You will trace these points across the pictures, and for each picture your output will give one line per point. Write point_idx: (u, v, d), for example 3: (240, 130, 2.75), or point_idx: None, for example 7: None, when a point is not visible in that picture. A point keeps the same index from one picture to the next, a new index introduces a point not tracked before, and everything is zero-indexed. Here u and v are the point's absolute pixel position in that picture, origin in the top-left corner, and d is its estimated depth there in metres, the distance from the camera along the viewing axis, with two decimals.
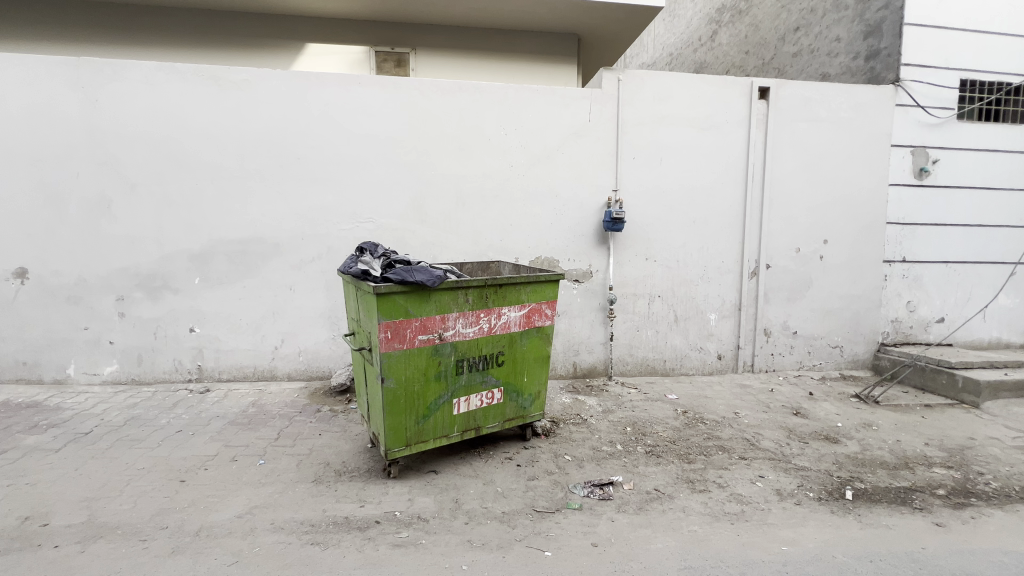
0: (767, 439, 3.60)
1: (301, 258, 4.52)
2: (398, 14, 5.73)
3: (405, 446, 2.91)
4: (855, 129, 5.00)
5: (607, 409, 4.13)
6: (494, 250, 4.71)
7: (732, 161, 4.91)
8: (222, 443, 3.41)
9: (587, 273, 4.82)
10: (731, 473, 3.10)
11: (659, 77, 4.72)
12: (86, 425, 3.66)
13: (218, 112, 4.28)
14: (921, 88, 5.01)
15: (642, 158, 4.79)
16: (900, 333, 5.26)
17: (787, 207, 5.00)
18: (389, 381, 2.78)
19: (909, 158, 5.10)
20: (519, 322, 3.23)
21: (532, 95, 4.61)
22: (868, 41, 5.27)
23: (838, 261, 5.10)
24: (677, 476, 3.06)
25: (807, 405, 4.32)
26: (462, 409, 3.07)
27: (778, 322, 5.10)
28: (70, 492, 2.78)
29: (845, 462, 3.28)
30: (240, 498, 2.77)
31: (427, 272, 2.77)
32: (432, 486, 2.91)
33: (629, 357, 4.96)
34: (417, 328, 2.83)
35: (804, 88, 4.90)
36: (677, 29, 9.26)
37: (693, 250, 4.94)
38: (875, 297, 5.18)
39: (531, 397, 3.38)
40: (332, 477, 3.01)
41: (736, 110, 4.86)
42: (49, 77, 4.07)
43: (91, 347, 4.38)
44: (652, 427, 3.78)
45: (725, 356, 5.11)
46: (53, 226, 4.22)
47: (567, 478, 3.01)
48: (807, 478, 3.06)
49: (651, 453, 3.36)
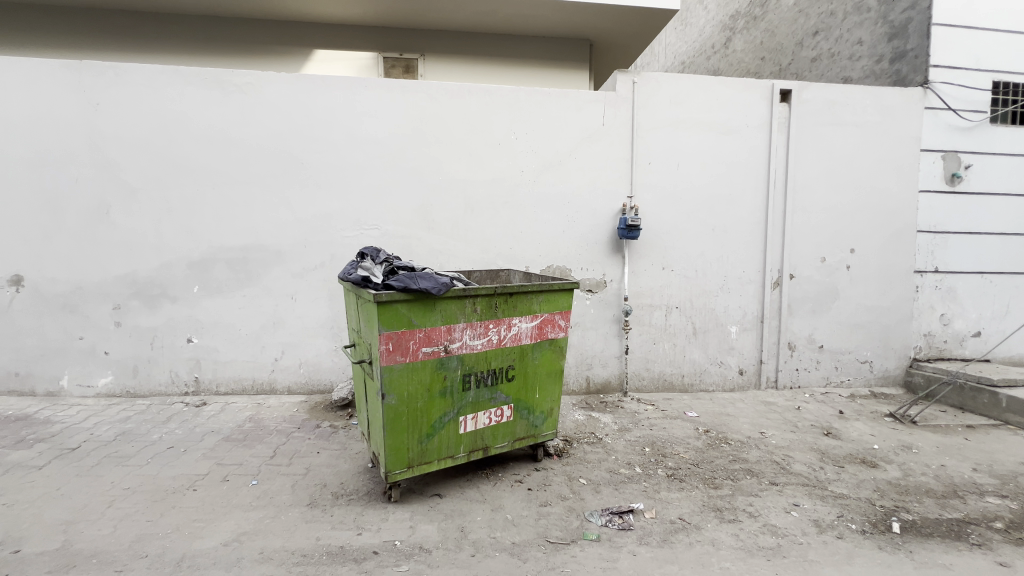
0: (799, 463, 3.33)
1: (304, 266, 4.36)
2: (407, 20, 5.66)
3: (407, 468, 2.69)
4: (882, 133, 4.77)
5: (624, 427, 3.87)
6: (503, 259, 4.52)
7: (753, 167, 4.70)
8: (214, 462, 3.21)
9: (600, 283, 4.60)
10: (762, 501, 2.83)
11: (676, 79, 4.54)
12: (74, 439, 3.49)
13: (221, 115, 4.17)
14: (951, 91, 4.78)
15: (658, 163, 4.59)
16: (934, 348, 4.96)
17: (812, 214, 4.76)
18: (389, 397, 2.57)
19: (940, 163, 4.86)
20: (531, 333, 3.01)
21: (543, 98, 4.45)
22: (893, 43, 5.05)
23: (866, 271, 4.84)
24: (704, 503, 2.80)
25: (838, 425, 4.03)
26: (469, 427, 2.85)
27: (803, 336, 4.83)
28: (49, 515, 2.59)
29: (887, 489, 3.00)
30: (229, 523, 2.56)
31: (432, 279, 2.57)
32: (436, 512, 2.68)
33: (645, 372, 4.71)
34: (420, 340, 2.62)
35: (827, 90, 4.69)
36: (690, 37, 9.13)
37: (712, 260, 4.71)
38: (906, 310, 4.89)
39: (543, 415, 3.15)
40: (329, 500, 2.79)
41: (757, 113, 4.66)
42: (51, 81, 3.98)
43: (85, 358, 4.23)
44: (672, 447, 3.52)
45: (747, 372, 4.84)
46: (51, 232, 4.10)
47: (583, 504, 2.77)
48: (847, 507, 2.79)
49: (673, 477, 3.10)
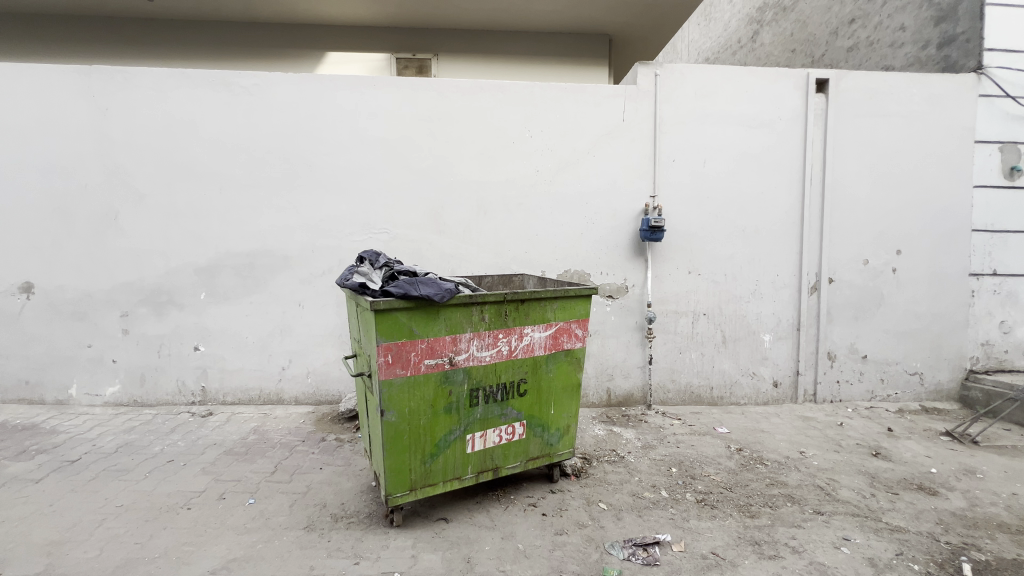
0: (846, 489, 2.98)
1: (311, 272, 4.22)
2: (419, 19, 5.50)
3: (409, 491, 2.46)
4: (929, 124, 4.38)
5: (647, 444, 3.58)
6: (518, 263, 4.29)
7: (786, 163, 4.36)
8: (213, 477, 3.06)
9: (621, 288, 4.32)
10: (806, 534, 2.51)
11: (701, 71, 4.25)
12: (76, 451, 3.39)
13: (229, 118, 4.07)
14: (1009, 76, 4.37)
15: (683, 160, 4.30)
16: (992, 359, 4.50)
17: (852, 212, 4.39)
18: (390, 414, 2.36)
19: (997, 155, 4.43)
20: (545, 344, 2.77)
21: (559, 93, 4.21)
22: (941, 27, 4.58)
23: (914, 274, 4.43)
24: (739, 535, 2.50)
25: (887, 444, 3.65)
26: (477, 446, 2.62)
27: (844, 345, 4.46)
28: (36, 534, 2.47)
29: (952, 522, 2.64)
30: (220, 547, 2.39)
31: (435, 285, 2.36)
32: (441, 540, 2.45)
33: (670, 384, 4.40)
34: (423, 352, 2.40)
35: (868, 79, 4.33)
36: (714, 32, 8.76)
37: (742, 263, 4.38)
38: (960, 317, 4.46)
39: (558, 432, 2.89)
40: (328, 523, 2.59)
41: (790, 104, 4.33)
42: (62, 86, 3.95)
43: (93, 366, 4.17)
44: (702, 468, 3.22)
45: (782, 384, 4.48)
46: (60, 239, 4.06)
47: (603, 533, 2.50)
48: (908, 544, 2.44)
49: (704, 503, 2.79)
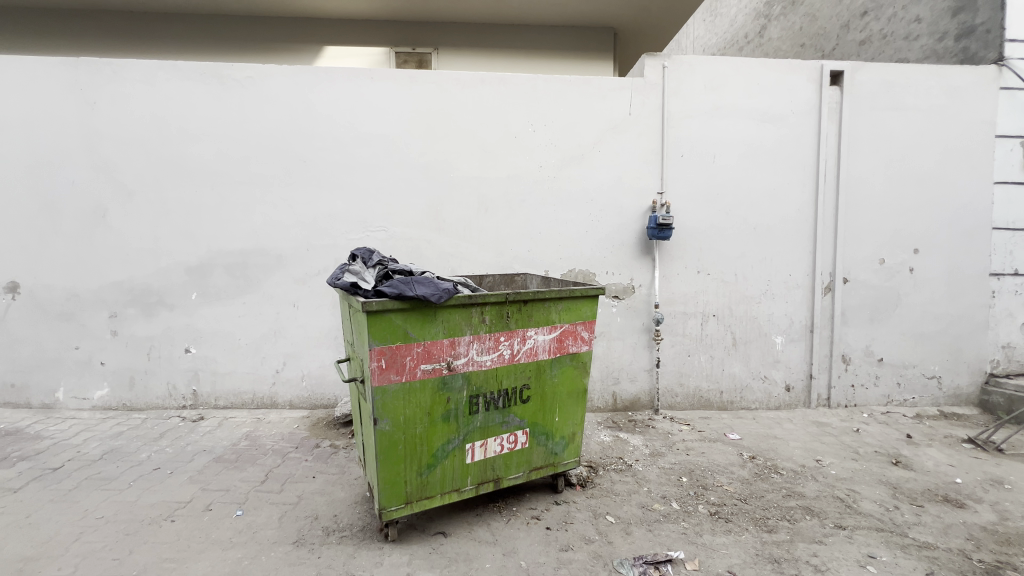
0: (867, 501, 2.81)
1: (306, 271, 4.07)
2: (418, 12, 5.36)
3: (404, 504, 2.31)
4: (948, 118, 4.22)
5: (656, 451, 3.42)
6: (520, 262, 4.14)
7: (799, 158, 4.20)
8: (200, 487, 2.92)
9: (628, 288, 4.16)
10: (829, 551, 2.35)
11: (711, 63, 4.10)
12: (58, 458, 3.25)
13: (220, 111, 3.93)
14: None
15: (692, 156, 4.14)
16: (1014, 362, 4.33)
17: (867, 210, 4.23)
18: (383, 422, 2.21)
19: (1019, 150, 4.27)
20: (549, 347, 2.61)
21: (563, 86, 4.06)
22: (959, 18, 4.40)
23: (933, 274, 4.27)
24: (757, 552, 2.33)
25: (907, 452, 3.48)
26: (477, 456, 2.46)
27: (859, 348, 4.29)
28: (9, 549, 2.32)
29: (982, 538, 2.47)
30: (202, 563, 2.24)
31: (432, 285, 2.21)
32: (438, 557, 2.29)
33: (677, 388, 4.25)
34: (419, 356, 2.25)
35: (885, 71, 4.16)
36: (720, 28, 8.60)
37: (753, 262, 4.22)
38: (979, 318, 4.29)
39: (563, 441, 2.74)
40: (319, 537, 2.44)
41: (804, 97, 4.17)
42: (48, 79, 3.81)
43: (81, 368, 4.03)
44: (714, 477, 3.06)
45: (795, 388, 4.31)
46: (47, 237, 3.92)
47: (611, 550, 2.34)
48: (938, 562, 2.28)
49: (717, 516, 2.63)
